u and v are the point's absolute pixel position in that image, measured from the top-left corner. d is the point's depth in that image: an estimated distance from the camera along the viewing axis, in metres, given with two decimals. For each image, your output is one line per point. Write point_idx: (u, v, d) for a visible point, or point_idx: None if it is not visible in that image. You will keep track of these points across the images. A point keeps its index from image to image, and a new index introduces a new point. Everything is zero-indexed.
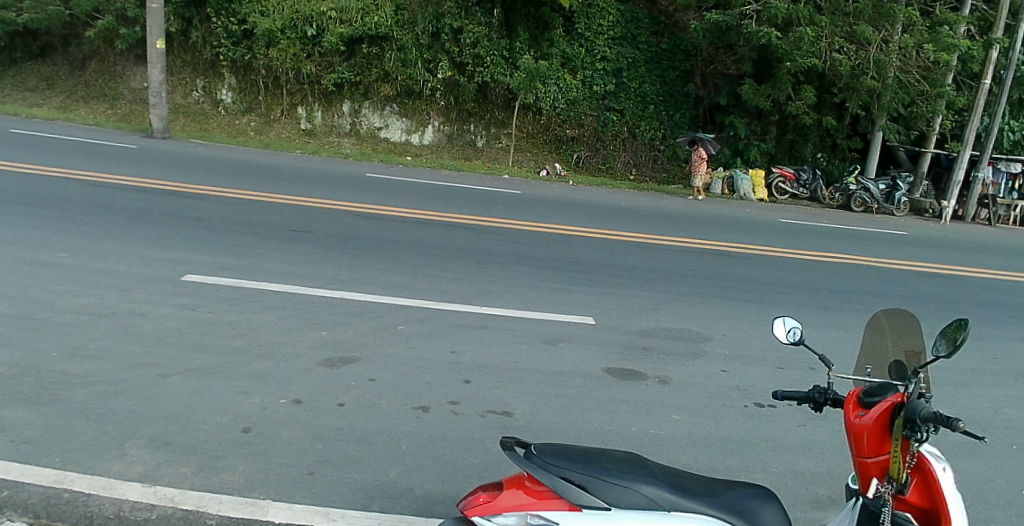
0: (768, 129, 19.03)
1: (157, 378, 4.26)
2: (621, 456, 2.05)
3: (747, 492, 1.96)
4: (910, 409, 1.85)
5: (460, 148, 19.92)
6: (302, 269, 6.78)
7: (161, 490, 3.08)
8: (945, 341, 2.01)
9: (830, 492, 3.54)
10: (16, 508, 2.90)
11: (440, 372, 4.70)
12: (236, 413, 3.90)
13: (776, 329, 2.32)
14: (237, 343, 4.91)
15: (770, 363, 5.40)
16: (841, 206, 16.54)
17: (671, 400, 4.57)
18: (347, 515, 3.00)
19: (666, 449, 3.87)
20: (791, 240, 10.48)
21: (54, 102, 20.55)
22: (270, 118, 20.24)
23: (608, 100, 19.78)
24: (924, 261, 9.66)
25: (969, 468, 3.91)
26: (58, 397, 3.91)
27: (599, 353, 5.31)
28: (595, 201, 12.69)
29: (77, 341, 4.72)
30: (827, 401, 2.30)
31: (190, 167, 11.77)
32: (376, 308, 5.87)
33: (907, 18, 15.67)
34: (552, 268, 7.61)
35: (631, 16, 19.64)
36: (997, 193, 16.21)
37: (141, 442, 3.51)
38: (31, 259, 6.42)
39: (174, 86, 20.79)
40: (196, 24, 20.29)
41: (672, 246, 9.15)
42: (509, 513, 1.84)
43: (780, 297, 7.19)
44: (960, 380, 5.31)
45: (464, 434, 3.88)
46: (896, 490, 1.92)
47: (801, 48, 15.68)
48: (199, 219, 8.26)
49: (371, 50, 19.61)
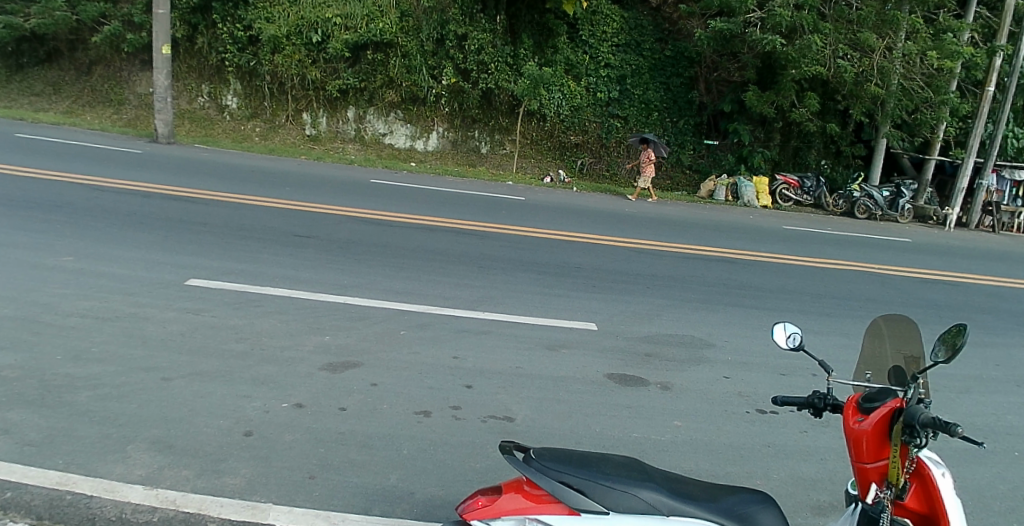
0: (772, 136, 18.94)
1: (160, 382, 4.28)
2: (620, 460, 2.05)
3: (746, 496, 1.97)
4: (910, 414, 1.85)
5: (465, 155, 19.96)
6: (305, 274, 6.80)
7: (163, 493, 3.10)
8: (945, 346, 2.02)
9: (831, 498, 3.54)
10: (19, 510, 2.91)
11: (441, 377, 4.71)
12: (238, 416, 3.92)
13: (776, 334, 2.32)
14: (240, 347, 4.92)
15: (773, 370, 5.39)
16: (844, 213, 16.53)
17: (672, 406, 4.57)
18: (348, 518, 3.02)
19: (666, 454, 3.87)
20: (793, 246, 10.47)
21: (60, 107, 20.68)
22: (275, 124, 20.33)
23: (612, 107, 19.84)
24: (928, 269, 9.66)
25: (971, 475, 3.89)
26: (62, 399, 3.93)
27: (601, 358, 5.32)
28: (599, 208, 12.71)
29: (81, 344, 4.74)
30: (827, 407, 2.30)
31: (193, 172, 11.82)
32: (379, 314, 5.89)
33: (911, 25, 15.63)
34: (554, 274, 7.62)
35: (635, 24, 19.80)
36: (1001, 200, 16.18)
37: (144, 445, 3.52)
38: (36, 262, 6.46)
39: (180, 92, 20.89)
40: (202, 30, 20.46)
41: (675, 252, 9.15)
42: (508, 516, 1.85)
43: (783, 304, 7.18)
44: (962, 387, 5.30)
45: (464, 439, 3.89)
46: (895, 496, 1.92)
47: (806, 55, 15.68)
48: (203, 224, 8.30)
49: (376, 56, 19.72)
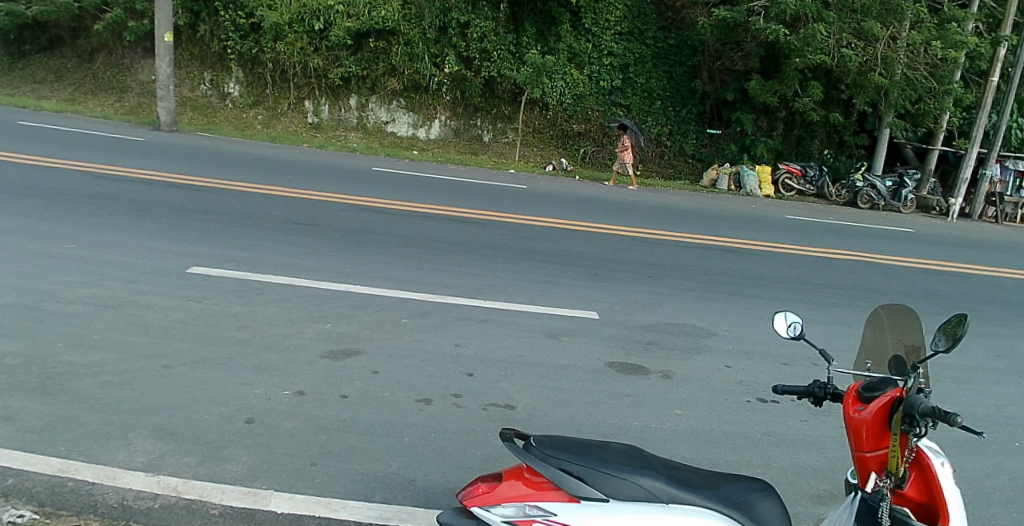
0: (775, 125, 18.89)
1: (161, 369, 4.29)
2: (620, 448, 2.05)
3: (746, 484, 1.97)
4: (909, 404, 1.85)
5: (467, 143, 19.87)
6: (307, 262, 6.80)
7: (165, 480, 3.11)
8: (945, 335, 2.01)
9: (830, 487, 3.55)
10: (21, 496, 2.93)
11: (442, 365, 4.72)
12: (239, 404, 3.93)
13: (776, 323, 2.32)
14: (241, 335, 4.94)
15: (775, 360, 5.39)
16: (848, 203, 16.45)
17: (673, 395, 4.57)
18: (350, 505, 3.03)
19: (667, 443, 3.88)
20: (796, 236, 10.44)
21: (62, 95, 20.62)
22: (277, 112, 20.26)
23: (615, 96, 19.74)
24: (930, 259, 9.63)
25: (970, 465, 3.91)
26: (64, 387, 3.95)
27: (603, 347, 5.31)
28: (601, 197, 12.66)
29: (83, 332, 4.75)
30: (827, 396, 2.30)
31: (194, 160, 11.79)
32: (380, 302, 5.89)
33: (916, 15, 15.50)
34: (556, 262, 7.60)
35: (638, 11, 19.56)
36: (1005, 191, 16.08)
37: (145, 431, 3.54)
38: (37, 249, 6.46)
39: (182, 80, 20.77)
40: (203, 18, 20.35)
41: (679, 241, 9.12)
42: (508, 504, 1.85)
43: (784, 293, 7.17)
44: (963, 377, 5.29)
45: (465, 427, 3.90)
46: (894, 485, 1.92)
47: (811, 44, 15.51)
48: (204, 211, 8.29)
49: (378, 44, 19.62)
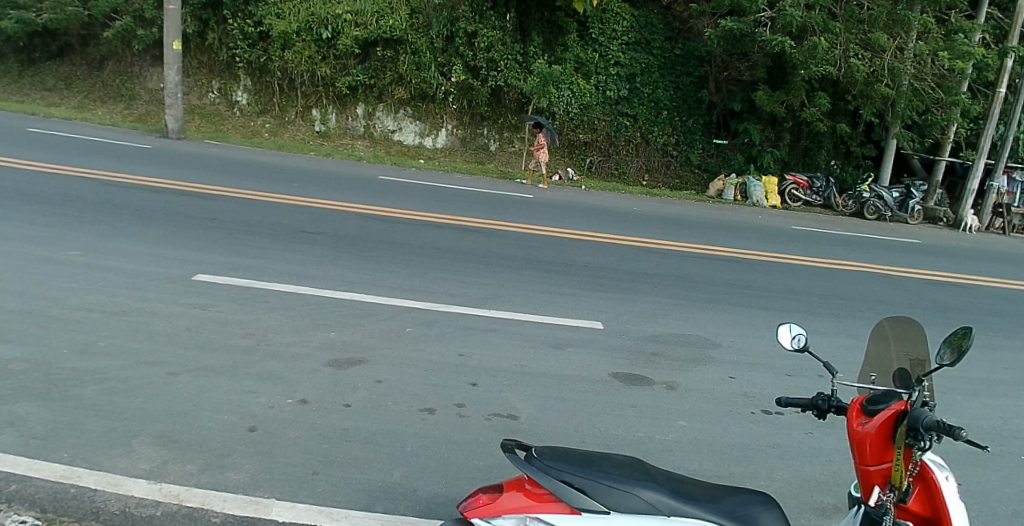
0: (782, 136, 18.75)
1: (166, 376, 4.31)
2: (622, 459, 2.04)
3: (748, 498, 1.95)
4: (912, 417, 1.85)
5: (473, 152, 19.97)
6: (312, 270, 6.81)
7: (167, 487, 3.11)
8: (950, 349, 2.00)
9: (835, 500, 3.52)
10: (25, 503, 2.94)
11: (446, 375, 4.71)
12: (243, 412, 3.94)
13: (781, 334, 2.30)
14: (245, 342, 4.95)
15: (780, 371, 5.36)
16: (854, 214, 16.31)
17: (676, 406, 4.55)
18: (351, 516, 3.02)
19: (670, 454, 3.87)
20: (801, 246, 10.41)
21: (72, 102, 20.88)
22: (284, 120, 20.38)
23: (621, 106, 19.79)
24: (936, 270, 9.58)
25: (978, 479, 3.87)
26: (68, 393, 3.97)
27: (607, 357, 5.30)
28: (608, 207, 12.67)
29: (89, 338, 4.78)
30: (830, 409, 2.27)
31: (202, 167, 11.88)
32: (383, 310, 5.89)
33: (923, 25, 15.50)
34: (560, 272, 7.61)
35: (645, 22, 19.78)
36: (1012, 202, 15.94)
37: (148, 439, 3.55)
38: (43, 255, 6.52)
39: (191, 88, 20.98)
40: (212, 26, 20.53)
41: (683, 251, 9.10)
42: (509, 515, 1.85)
43: (789, 304, 7.15)
44: (970, 390, 5.25)
45: (467, 437, 3.89)
46: (897, 498, 1.89)
47: (814, 57, 15.55)
48: (209, 219, 8.33)
49: (385, 53, 19.75)
